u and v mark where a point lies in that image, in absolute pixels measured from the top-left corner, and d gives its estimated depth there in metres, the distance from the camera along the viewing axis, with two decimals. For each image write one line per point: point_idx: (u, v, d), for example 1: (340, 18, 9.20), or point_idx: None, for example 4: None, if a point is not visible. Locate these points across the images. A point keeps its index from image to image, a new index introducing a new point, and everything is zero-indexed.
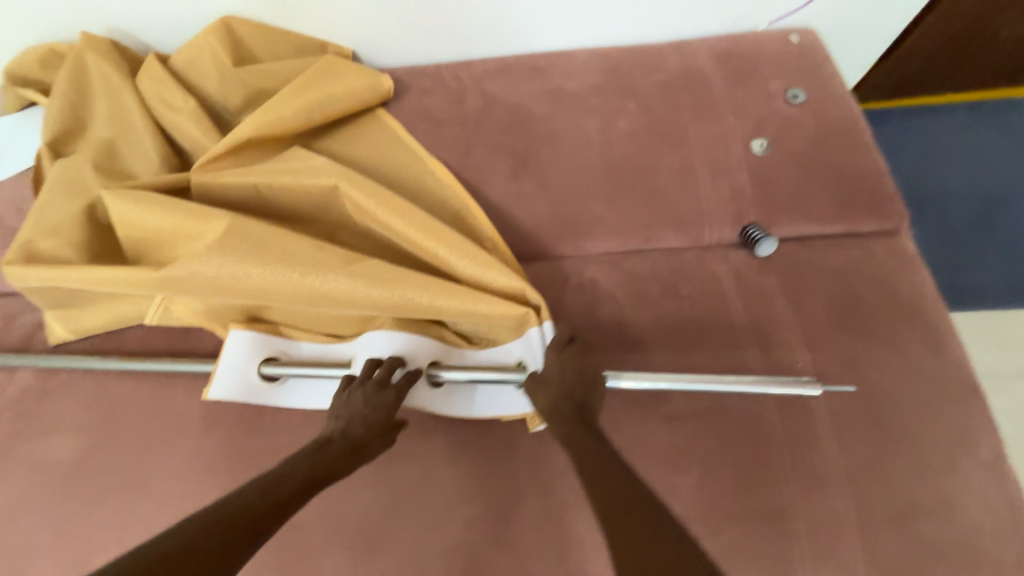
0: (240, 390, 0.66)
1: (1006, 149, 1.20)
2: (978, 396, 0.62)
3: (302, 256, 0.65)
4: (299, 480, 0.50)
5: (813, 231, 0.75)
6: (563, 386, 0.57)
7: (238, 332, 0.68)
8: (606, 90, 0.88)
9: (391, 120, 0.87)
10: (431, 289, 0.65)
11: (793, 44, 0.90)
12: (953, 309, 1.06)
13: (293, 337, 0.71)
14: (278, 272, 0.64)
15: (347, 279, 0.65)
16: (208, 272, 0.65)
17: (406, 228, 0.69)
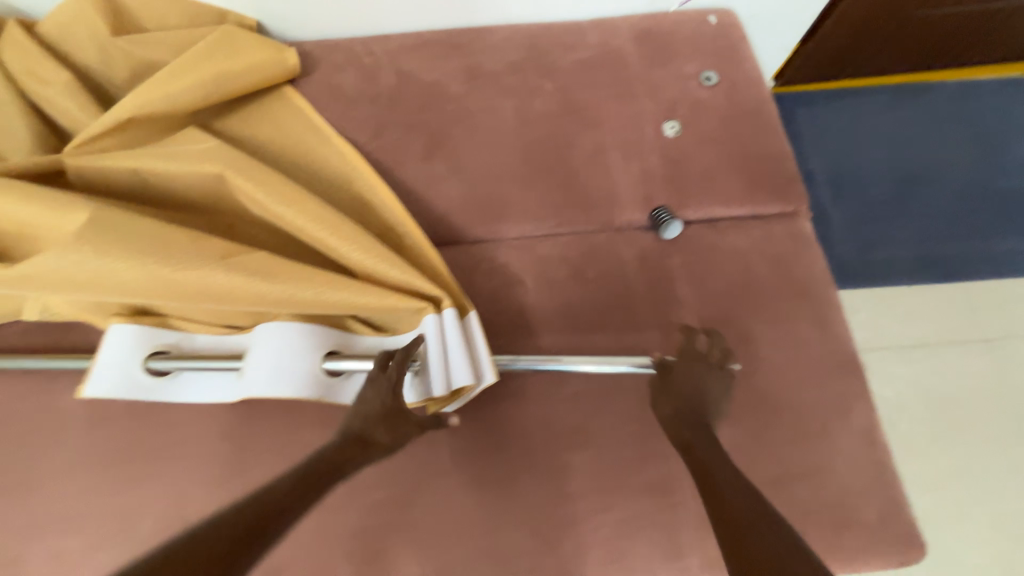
0: (121, 386, 0.62)
1: (926, 127, 1.22)
2: (852, 367, 0.66)
3: (182, 246, 0.60)
4: (290, 482, 0.45)
5: (720, 213, 0.76)
6: (688, 396, 0.55)
7: (120, 327, 0.64)
8: (524, 68, 0.86)
9: (299, 100, 0.83)
10: (321, 281, 0.61)
11: (711, 25, 0.90)
12: (861, 285, 1.12)
13: (184, 330, 0.66)
14: (147, 266, 0.59)
15: (225, 272, 0.60)
16: (68, 267, 0.58)
17: (303, 219, 0.66)
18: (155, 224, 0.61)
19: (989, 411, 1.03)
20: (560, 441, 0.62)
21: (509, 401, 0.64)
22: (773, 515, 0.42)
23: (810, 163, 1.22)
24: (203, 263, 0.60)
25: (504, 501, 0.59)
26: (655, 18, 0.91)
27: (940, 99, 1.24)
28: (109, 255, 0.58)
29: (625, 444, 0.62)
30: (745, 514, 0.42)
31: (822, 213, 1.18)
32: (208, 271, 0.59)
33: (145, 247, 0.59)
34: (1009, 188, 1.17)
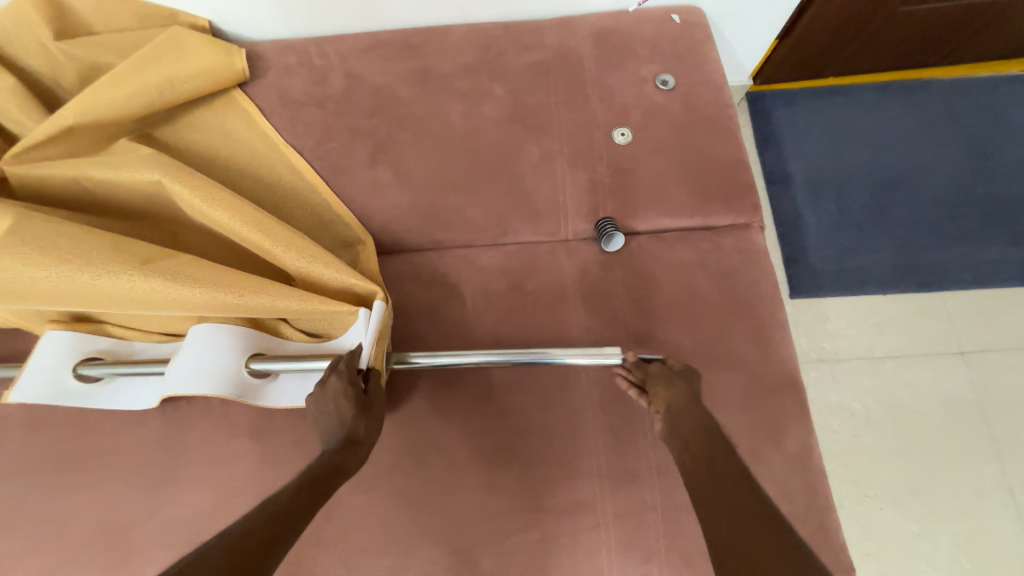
0: (54, 391, 0.63)
1: (908, 130, 1.20)
2: (791, 389, 0.65)
3: (109, 246, 0.60)
4: (297, 481, 0.45)
5: (668, 225, 0.74)
6: (691, 392, 0.55)
7: (59, 332, 0.65)
8: (476, 71, 0.84)
9: (247, 103, 0.82)
10: (255, 282, 0.62)
11: (674, 24, 0.87)
12: (836, 294, 1.09)
13: (124, 337, 0.67)
14: (76, 274, 0.58)
15: (158, 277, 0.60)
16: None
17: (240, 223, 0.65)
18: (85, 233, 0.60)
19: (960, 426, 1.00)
20: (486, 458, 0.62)
21: (436, 416, 0.64)
22: (771, 514, 0.42)
23: (789, 165, 1.19)
24: (131, 265, 0.60)
25: (426, 517, 0.60)
26: (615, 17, 0.87)
27: (920, 100, 1.22)
28: (39, 265, 0.58)
29: (550, 463, 0.61)
30: (738, 512, 0.43)
31: (799, 218, 1.14)
32: (142, 276, 0.59)
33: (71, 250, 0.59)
34: (991, 195, 1.14)
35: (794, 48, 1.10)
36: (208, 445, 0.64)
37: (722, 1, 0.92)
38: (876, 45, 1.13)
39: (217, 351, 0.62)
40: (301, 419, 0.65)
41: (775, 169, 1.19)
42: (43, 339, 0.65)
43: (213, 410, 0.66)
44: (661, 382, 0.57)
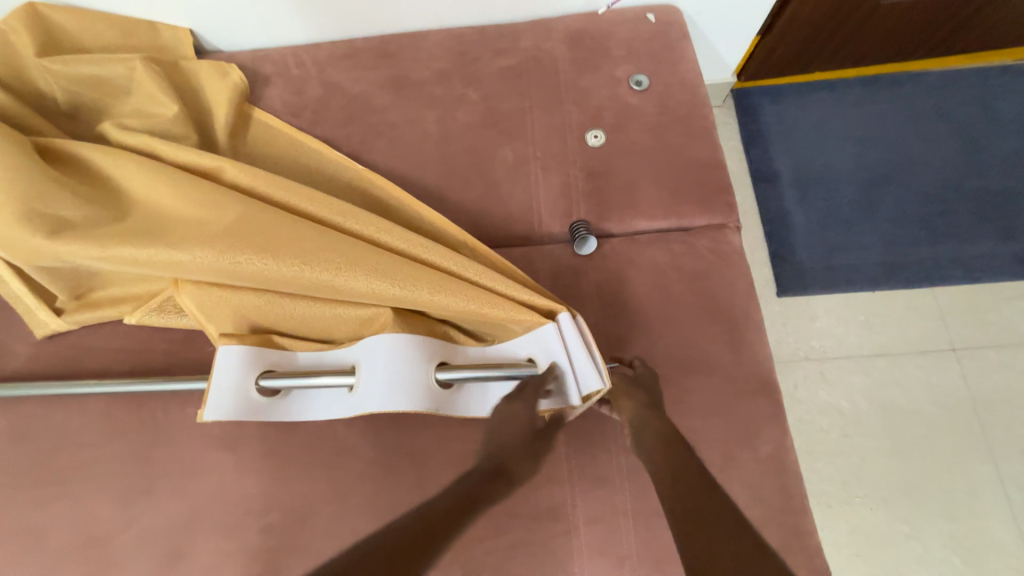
0: (236, 409, 0.59)
1: (898, 124, 1.18)
2: (765, 391, 0.64)
3: (250, 238, 0.58)
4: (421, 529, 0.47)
5: (642, 227, 0.74)
6: (651, 400, 0.58)
7: (228, 348, 0.61)
8: (450, 77, 0.84)
9: (269, 119, 0.81)
10: (400, 277, 0.59)
11: (649, 24, 0.86)
12: (823, 291, 1.08)
13: (290, 347, 0.64)
14: (238, 261, 0.57)
15: (309, 271, 0.58)
16: (175, 258, 0.58)
17: (369, 227, 0.63)
18: (221, 223, 0.59)
19: (951, 425, 0.98)
20: (456, 465, 0.62)
21: (409, 423, 0.64)
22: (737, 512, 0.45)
23: (777, 161, 1.17)
24: (270, 255, 0.57)
25: (398, 523, 0.60)
26: (590, 18, 0.87)
27: (909, 93, 1.20)
28: (197, 251, 0.57)
29: None
30: (710, 509, 0.45)
31: (787, 215, 1.13)
32: (294, 268, 0.57)
33: (209, 239, 0.58)
34: (983, 188, 1.12)
35: (778, 43, 1.09)
36: (184, 454, 0.65)
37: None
38: (861, 39, 1.11)
39: (402, 363, 0.59)
40: (274, 428, 0.65)
41: (763, 166, 1.17)
42: (217, 357, 0.61)
43: (189, 420, 0.66)
44: (621, 392, 0.59)
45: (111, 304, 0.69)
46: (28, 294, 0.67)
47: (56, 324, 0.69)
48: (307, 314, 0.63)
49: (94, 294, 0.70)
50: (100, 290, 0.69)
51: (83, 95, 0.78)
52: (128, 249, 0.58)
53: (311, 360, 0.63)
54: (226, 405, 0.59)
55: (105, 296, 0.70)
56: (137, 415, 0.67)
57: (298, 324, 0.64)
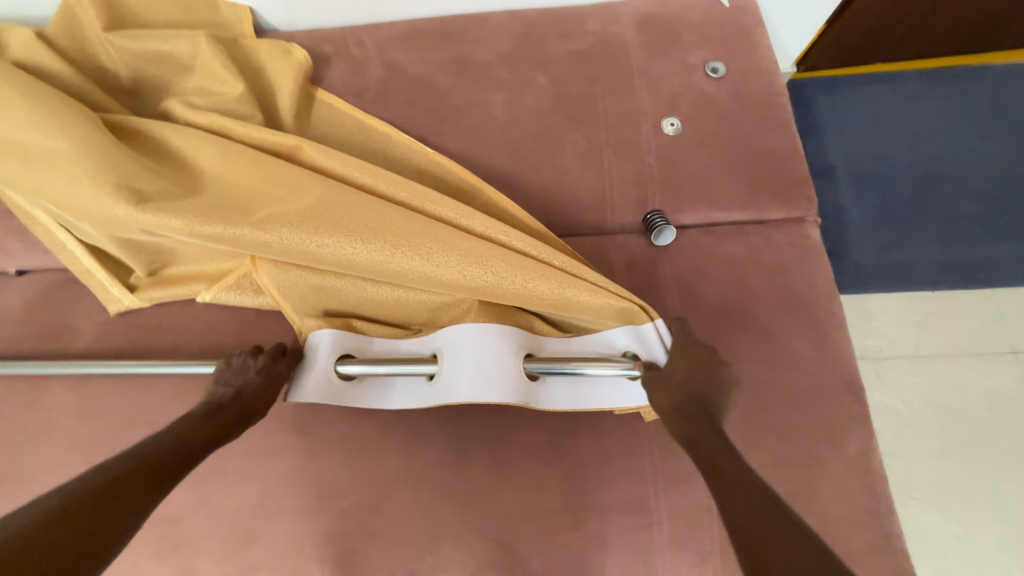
0: (322, 393, 0.60)
1: (958, 119, 1.15)
2: (850, 389, 0.62)
3: (338, 217, 0.60)
4: (206, 438, 0.48)
5: (718, 219, 0.72)
6: (684, 384, 0.52)
7: (317, 331, 0.63)
8: (516, 60, 0.82)
9: (334, 100, 0.80)
10: (487, 261, 0.59)
11: (722, 8, 0.83)
12: (879, 289, 1.05)
13: (369, 333, 0.64)
14: (328, 241, 0.59)
15: (395, 253, 0.59)
16: (266, 238, 0.59)
17: (451, 212, 0.64)
18: (308, 201, 0.61)
19: (1010, 429, 0.96)
20: (534, 455, 0.61)
21: (483, 412, 0.63)
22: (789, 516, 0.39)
23: (832, 156, 1.14)
24: (360, 238, 0.59)
25: (476, 511, 0.59)
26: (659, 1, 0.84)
27: (973, 87, 1.17)
28: (287, 231, 0.59)
29: (601, 463, 0.60)
30: (762, 512, 0.39)
31: (842, 212, 1.10)
32: (381, 249, 0.59)
33: (297, 220, 0.59)
34: None
35: (842, 29, 1.06)
36: (255, 438, 0.64)
37: None
38: (924, 28, 1.09)
39: (487, 355, 0.59)
40: (347, 413, 0.64)
41: (818, 160, 1.14)
42: (309, 341, 0.63)
43: None
44: (655, 384, 0.54)
45: (182, 282, 0.69)
46: (102, 271, 0.68)
47: (130, 301, 0.69)
48: (390, 298, 0.64)
49: (167, 271, 0.70)
50: (175, 267, 0.69)
51: (146, 73, 0.76)
52: (214, 225, 0.58)
53: (390, 347, 0.64)
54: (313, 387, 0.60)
55: (177, 272, 0.70)
56: None
57: (379, 312, 0.65)
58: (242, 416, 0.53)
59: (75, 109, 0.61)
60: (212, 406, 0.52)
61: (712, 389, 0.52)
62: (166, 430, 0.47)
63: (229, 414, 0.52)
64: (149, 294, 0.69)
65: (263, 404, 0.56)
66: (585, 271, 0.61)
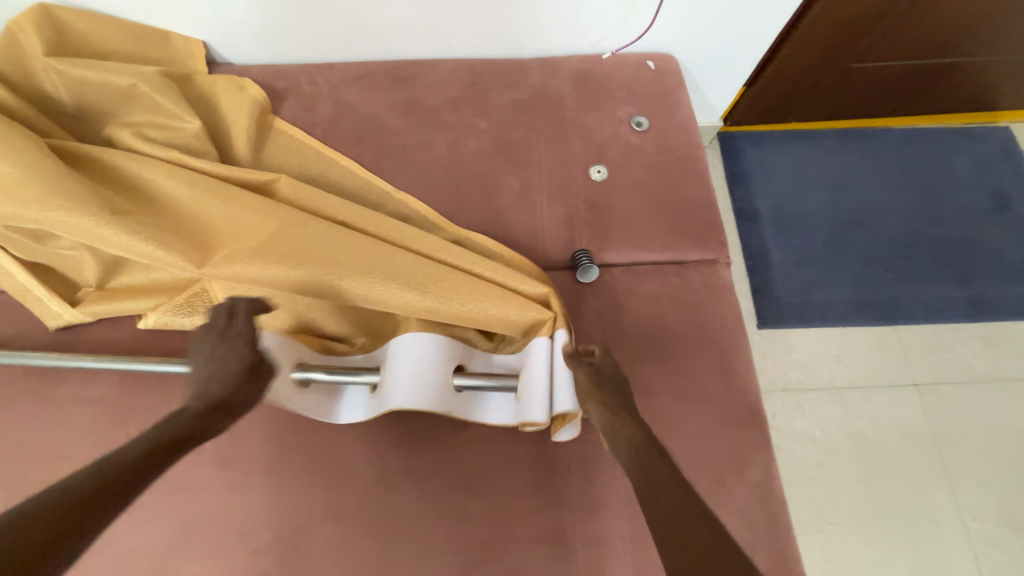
0: (265, 399, 0.60)
1: (865, 173, 1.29)
2: (753, 420, 0.67)
3: (284, 243, 0.62)
4: (166, 441, 0.45)
5: (640, 258, 0.78)
6: (615, 391, 0.55)
7: (270, 336, 0.63)
8: (461, 105, 0.87)
9: (294, 131, 0.83)
10: (426, 282, 0.62)
11: (649, 69, 0.92)
12: (797, 323, 1.15)
13: (330, 348, 0.67)
14: (272, 265, 0.61)
15: (335, 275, 0.61)
16: (222, 268, 0.61)
17: (397, 237, 0.67)
18: (260, 226, 0.63)
19: (916, 456, 1.04)
20: (457, 485, 0.62)
21: (408, 441, 0.64)
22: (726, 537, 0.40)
23: (758, 202, 1.26)
24: (301, 262, 0.61)
25: (396, 544, 0.60)
26: (595, 61, 0.93)
27: (878, 146, 1.32)
28: (237, 260, 0.61)
29: (521, 493, 0.62)
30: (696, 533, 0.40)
31: (767, 252, 1.21)
32: (323, 272, 0.61)
33: (248, 254, 0.61)
34: (941, 236, 1.22)
35: (759, 94, 1.18)
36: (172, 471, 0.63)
37: (692, 50, 0.99)
38: (834, 96, 1.22)
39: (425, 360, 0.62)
40: (271, 444, 0.64)
41: (745, 205, 1.25)
42: (258, 342, 0.62)
43: None
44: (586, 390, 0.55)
45: (121, 299, 0.70)
46: (40, 287, 0.69)
47: (70, 316, 0.70)
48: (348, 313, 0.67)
49: (111, 285, 0.71)
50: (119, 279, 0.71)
51: (92, 98, 0.76)
52: (172, 254, 0.61)
53: (335, 358, 0.67)
54: None
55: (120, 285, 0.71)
56: (124, 427, 0.65)
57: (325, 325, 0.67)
58: (215, 412, 0.50)
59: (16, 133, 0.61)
60: (178, 407, 0.49)
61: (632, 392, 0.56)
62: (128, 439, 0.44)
63: (201, 410, 0.49)
64: (89, 309, 0.69)
65: (244, 395, 0.52)
66: (522, 284, 0.65)
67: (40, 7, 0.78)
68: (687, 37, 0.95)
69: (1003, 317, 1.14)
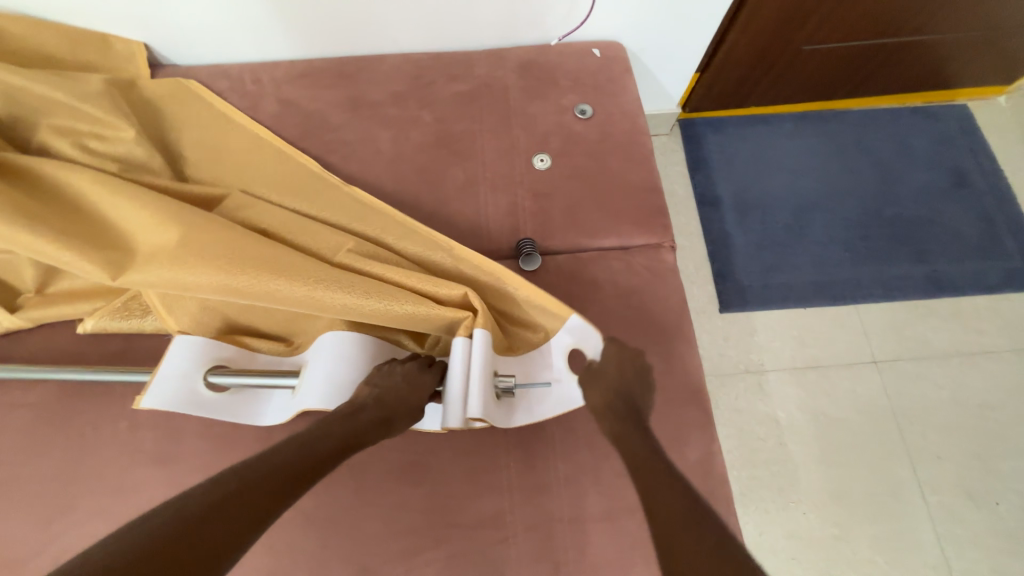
0: (179, 401, 0.60)
1: (824, 156, 1.30)
2: (693, 400, 0.68)
3: (203, 247, 0.61)
4: (338, 443, 0.52)
5: (584, 245, 0.78)
6: (620, 385, 0.60)
7: (182, 338, 0.63)
8: (406, 99, 0.87)
9: (243, 119, 0.84)
10: (345, 286, 0.62)
11: (594, 57, 0.93)
12: (759, 306, 1.15)
13: (256, 349, 0.67)
14: (189, 271, 0.59)
15: (250, 277, 0.60)
16: (138, 275, 0.60)
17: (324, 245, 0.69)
18: (183, 231, 0.62)
19: (877, 432, 1.06)
20: (395, 474, 0.63)
21: None
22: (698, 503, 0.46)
23: (718, 188, 1.26)
24: (213, 266, 0.59)
25: (335, 534, 0.60)
26: (539, 50, 0.93)
27: (836, 128, 1.33)
28: (154, 268, 0.60)
29: (460, 480, 0.62)
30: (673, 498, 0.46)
31: (728, 237, 1.21)
32: (238, 276, 0.59)
33: (169, 260, 0.60)
34: (899, 215, 1.24)
35: (714, 78, 1.18)
36: (110, 472, 0.63)
37: (640, 37, 0.99)
38: (789, 79, 1.22)
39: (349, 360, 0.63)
40: (212, 441, 0.64)
41: (705, 192, 1.26)
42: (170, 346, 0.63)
43: (120, 437, 0.65)
44: (591, 384, 0.62)
45: (62, 303, 0.70)
46: None
47: (10, 322, 0.69)
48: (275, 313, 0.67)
49: (51, 289, 0.71)
50: (60, 284, 0.71)
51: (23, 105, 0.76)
52: (93, 265, 0.61)
53: (270, 361, 0.67)
54: (167, 394, 0.60)
55: (62, 290, 0.71)
56: (64, 432, 0.65)
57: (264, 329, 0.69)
58: (380, 422, 0.56)
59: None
60: (357, 405, 0.56)
61: (639, 387, 0.61)
62: (297, 434, 0.52)
63: (370, 417, 0.55)
64: (29, 314, 0.69)
65: (403, 408, 0.58)
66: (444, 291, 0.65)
67: None
68: (634, 24, 0.96)
69: (960, 292, 1.15)
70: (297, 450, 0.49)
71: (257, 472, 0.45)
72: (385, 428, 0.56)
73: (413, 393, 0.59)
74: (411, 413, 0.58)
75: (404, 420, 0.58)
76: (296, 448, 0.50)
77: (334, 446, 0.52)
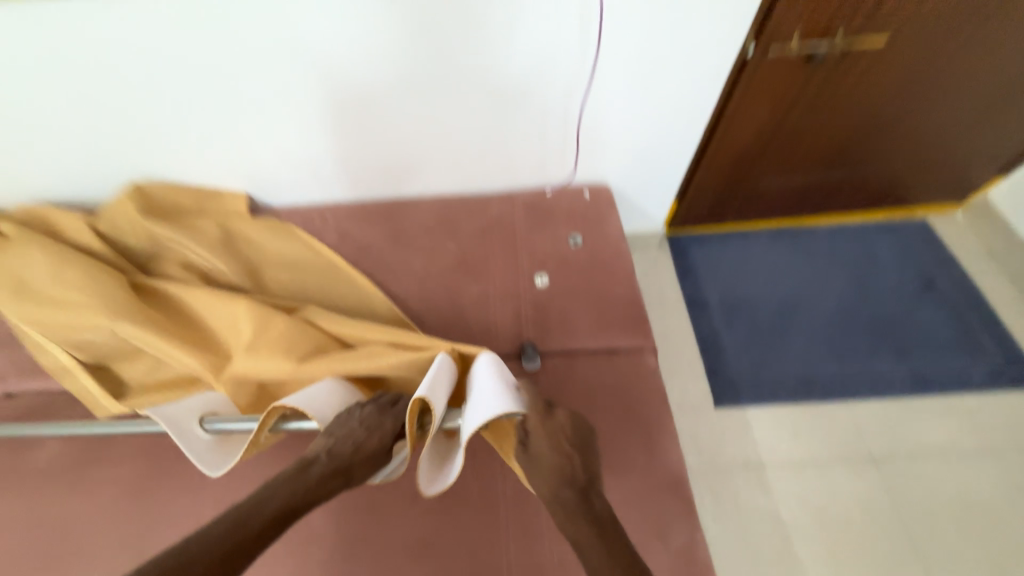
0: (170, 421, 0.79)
1: (799, 264, 1.46)
2: (674, 489, 0.77)
3: (271, 347, 0.84)
4: (292, 498, 0.60)
5: (576, 348, 0.93)
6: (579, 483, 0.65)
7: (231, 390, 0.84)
8: (436, 231, 1.12)
9: (318, 245, 1.09)
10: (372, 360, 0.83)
11: (585, 198, 1.18)
12: (751, 402, 1.24)
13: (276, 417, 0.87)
14: (265, 362, 0.83)
15: (307, 365, 0.83)
16: (229, 373, 0.84)
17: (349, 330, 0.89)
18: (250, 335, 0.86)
19: (883, 534, 1.06)
20: (410, 552, 0.72)
21: (373, 512, 0.75)
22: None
23: (705, 292, 1.42)
24: (281, 357, 0.83)
25: None
26: (540, 194, 1.19)
27: (808, 240, 1.51)
28: (239, 363, 0.84)
29: (466, 560, 0.71)
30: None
31: (716, 336, 1.34)
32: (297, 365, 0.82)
33: (248, 358, 0.84)
34: (875, 317, 1.35)
35: (690, 205, 1.38)
36: None
37: (623, 180, 1.24)
38: (756, 204, 1.41)
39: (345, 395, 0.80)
40: None
41: (692, 295, 1.42)
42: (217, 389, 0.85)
43: None
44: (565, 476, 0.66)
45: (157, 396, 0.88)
46: (98, 386, 0.89)
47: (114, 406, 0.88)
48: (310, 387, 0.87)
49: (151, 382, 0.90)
50: (157, 377, 0.90)
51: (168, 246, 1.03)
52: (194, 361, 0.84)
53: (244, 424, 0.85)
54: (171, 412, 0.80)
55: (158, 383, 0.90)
56: None
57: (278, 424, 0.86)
58: (336, 471, 0.65)
59: (102, 282, 0.90)
60: (314, 461, 0.65)
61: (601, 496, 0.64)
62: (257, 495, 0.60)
63: (326, 469, 0.65)
64: (128, 401, 0.88)
65: (358, 455, 0.67)
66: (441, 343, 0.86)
67: (138, 187, 1.08)
68: (617, 173, 1.21)
69: (946, 391, 1.22)
70: (248, 512, 0.57)
71: (198, 542, 0.52)
72: (346, 477, 0.65)
73: (364, 438, 0.69)
74: (365, 454, 0.68)
75: (360, 463, 0.67)
76: (229, 525, 0.55)
77: (296, 497, 0.61)
